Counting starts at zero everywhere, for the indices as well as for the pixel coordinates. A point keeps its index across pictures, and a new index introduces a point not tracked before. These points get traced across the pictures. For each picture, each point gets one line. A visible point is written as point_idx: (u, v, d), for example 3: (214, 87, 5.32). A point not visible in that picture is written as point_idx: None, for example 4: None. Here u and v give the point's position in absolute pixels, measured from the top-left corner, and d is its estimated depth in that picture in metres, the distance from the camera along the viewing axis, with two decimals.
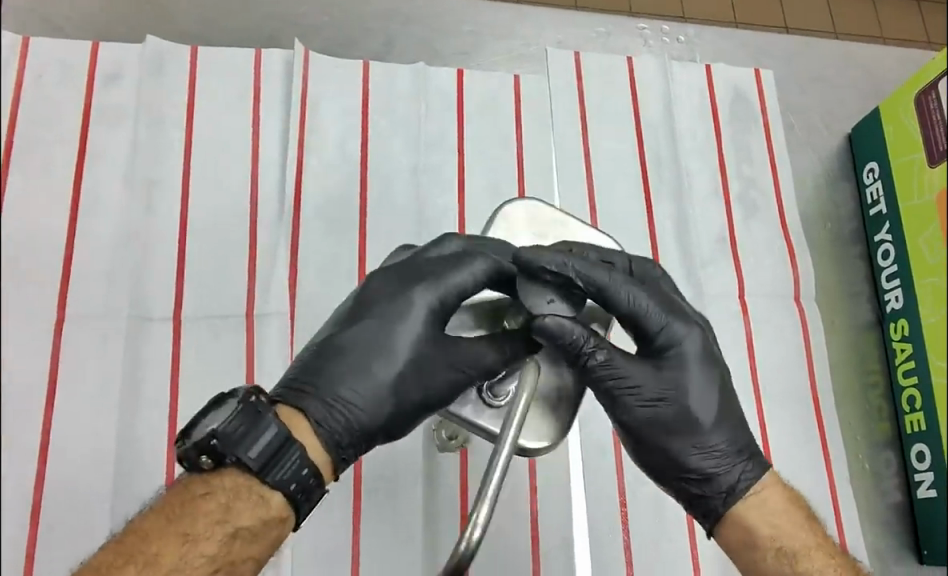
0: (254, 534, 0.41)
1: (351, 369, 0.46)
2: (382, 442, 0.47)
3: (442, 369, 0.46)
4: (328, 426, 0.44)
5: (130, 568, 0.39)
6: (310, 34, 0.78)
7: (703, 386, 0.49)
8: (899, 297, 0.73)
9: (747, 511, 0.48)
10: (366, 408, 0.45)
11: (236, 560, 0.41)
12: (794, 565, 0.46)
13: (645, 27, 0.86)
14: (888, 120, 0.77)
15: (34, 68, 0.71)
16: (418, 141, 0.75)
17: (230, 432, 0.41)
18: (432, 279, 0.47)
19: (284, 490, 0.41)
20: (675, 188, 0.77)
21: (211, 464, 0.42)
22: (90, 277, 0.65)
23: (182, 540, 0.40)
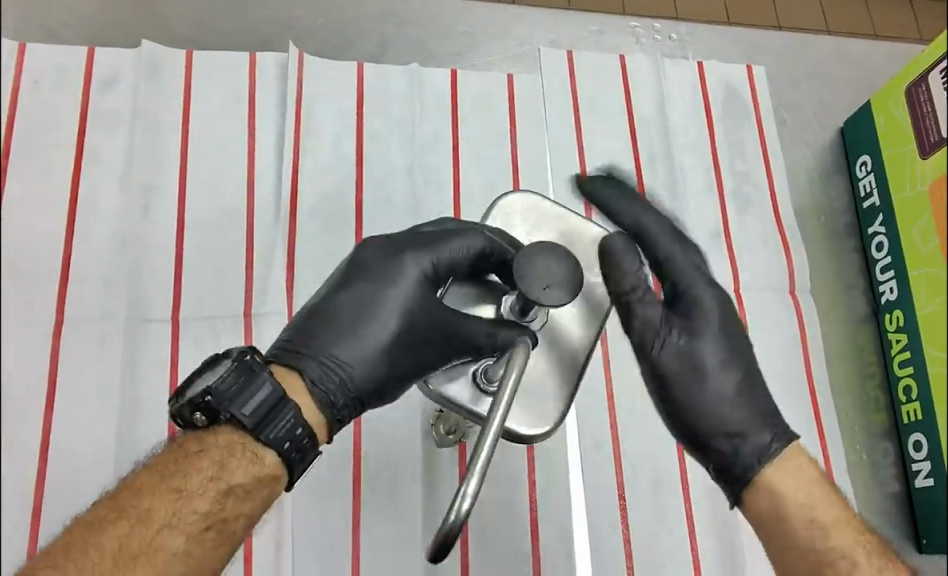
0: (247, 491, 0.44)
1: (342, 329, 0.48)
2: (374, 404, 0.49)
3: (432, 337, 0.48)
4: (323, 385, 0.47)
5: (124, 522, 0.42)
6: (305, 37, 0.78)
7: (709, 348, 0.51)
8: (894, 288, 0.74)
9: (781, 482, 0.49)
10: (359, 368, 0.48)
11: (227, 517, 0.44)
12: (827, 537, 0.47)
13: (637, 26, 0.87)
14: (878, 112, 0.78)
15: (30, 75, 0.71)
16: (414, 141, 0.75)
17: (225, 389, 0.44)
18: (424, 248, 0.50)
19: (278, 448, 0.44)
20: (670, 184, 0.78)
21: (205, 421, 0.45)
22: (88, 280, 0.66)
23: (176, 496, 0.43)
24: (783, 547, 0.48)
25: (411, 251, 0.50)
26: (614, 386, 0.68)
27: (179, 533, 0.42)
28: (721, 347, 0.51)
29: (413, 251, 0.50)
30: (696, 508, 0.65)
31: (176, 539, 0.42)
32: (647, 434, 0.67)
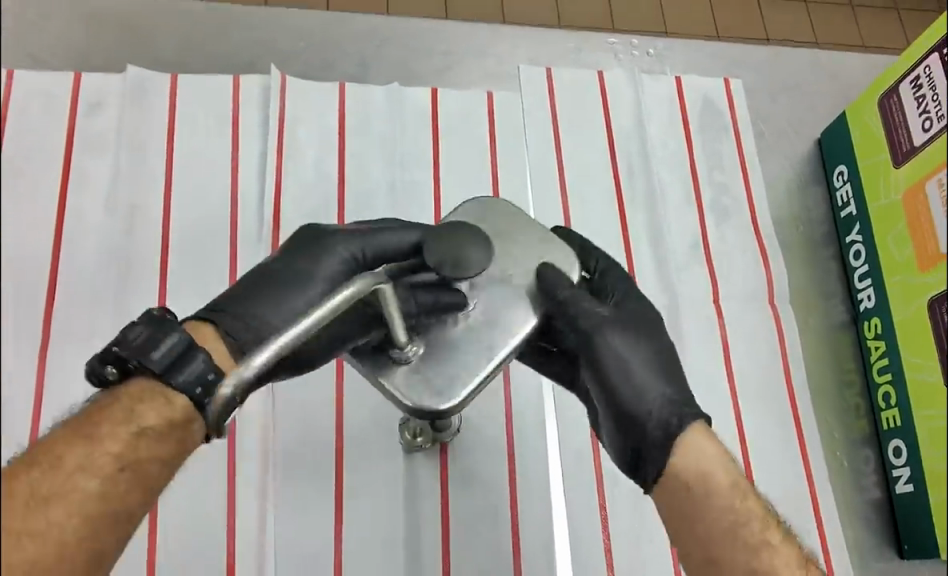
0: (162, 432, 0.42)
1: (268, 293, 0.49)
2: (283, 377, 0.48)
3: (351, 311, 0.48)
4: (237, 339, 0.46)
5: (34, 470, 0.39)
6: (288, 59, 0.80)
7: (644, 342, 0.51)
8: (872, 296, 0.75)
9: (701, 446, 0.47)
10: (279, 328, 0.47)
11: (142, 458, 0.42)
12: (744, 499, 0.46)
13: (615, 42, 0.88)
14: (854, 123, 0.79)
15: (18, 101, 0.73)
16: (395, 159, 0.77)
17: (133, 339, 0.44)
18: (358, 235, 0.51)
19: (189, 392, 0.43)
20: (648, 196, 0.79)
21: (116, 376, 0.44)
22: (74, 299, 0.67)
23: (86, 441, 0.41)
24: (706, 513, 0.46)
25: (347, 234, 0.51)
26: None
27: (91, 477, 0.40)
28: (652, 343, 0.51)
29: (348, 235, 0.51)
30: None
31: (87, 483, 0.40)
32: None
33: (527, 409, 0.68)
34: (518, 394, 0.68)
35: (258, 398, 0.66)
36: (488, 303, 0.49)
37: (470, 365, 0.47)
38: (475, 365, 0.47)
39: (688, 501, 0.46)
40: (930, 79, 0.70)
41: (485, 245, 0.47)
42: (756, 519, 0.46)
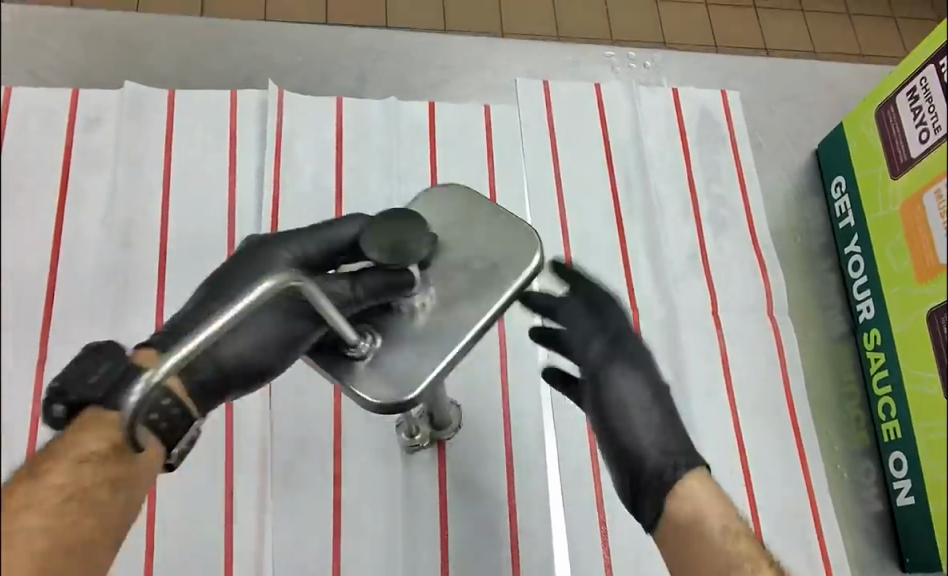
0: (105, 457, 0.41)
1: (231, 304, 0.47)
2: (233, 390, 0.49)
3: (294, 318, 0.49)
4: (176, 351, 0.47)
5: None
6: (286, 74, 0.80)
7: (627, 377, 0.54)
8: (871, 307, 0.74)
9: (692, 487, 0.49)
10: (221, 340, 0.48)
11: (89, 486, 0.41)
12: (736, 541, 0.46)
13: (612, 54, 0.88)
14: (851, 134, 0.79)
15: (17, 118, 0.73)
16: (393, 174, 0.77)
17: (71, 372, 0.42)
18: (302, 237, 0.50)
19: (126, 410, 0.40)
20: (646, 209, 0.79)
21: (63, 413, 0.42)
22: (72, 315, 0.67)
23: (28, 477, 0.40)
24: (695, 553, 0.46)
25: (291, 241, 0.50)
26: None
27: (32, 512, 0.39)
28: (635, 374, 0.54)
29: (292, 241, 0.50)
30: None
31: (35, 519, 0.39)
32: None
33: (526, 423, 0.68)
34: (517, 408, 0.68)
35: (255, 414, 0.66)
36: (447, 286, 0.47)
37: (437, 346, 0.45)
38: (442, 346, 0.45)
39: (684, 545, 0.47)
40: (927, 90, 0.70)
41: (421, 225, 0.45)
42: (750, 562, 0.45)
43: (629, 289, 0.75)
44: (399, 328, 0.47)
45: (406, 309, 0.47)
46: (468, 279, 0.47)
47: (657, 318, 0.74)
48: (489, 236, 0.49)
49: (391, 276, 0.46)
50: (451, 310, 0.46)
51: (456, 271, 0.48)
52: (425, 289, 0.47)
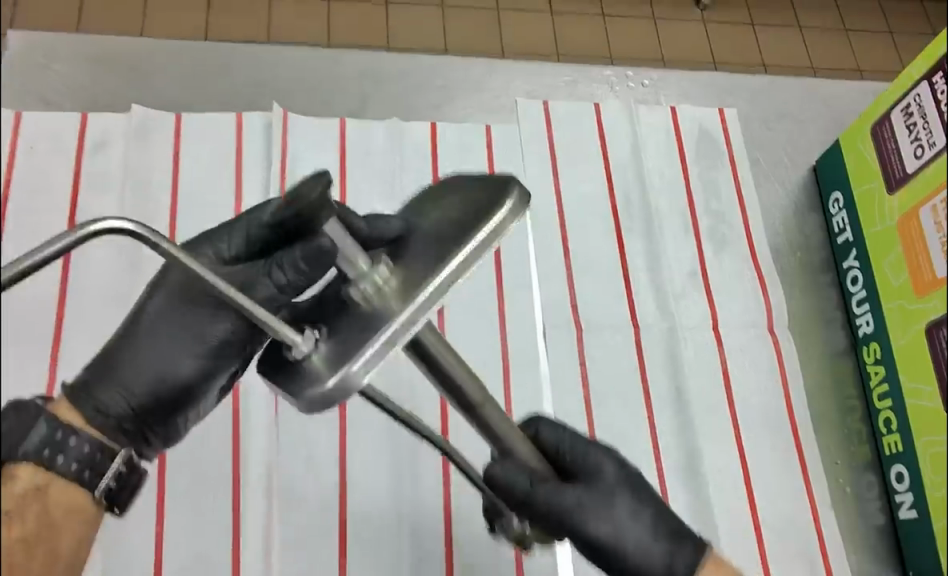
0: (55, 517, 0.41)
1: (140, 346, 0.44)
2: (173, 420, 0.45)
3: (207, 325, 0.45)
4: (88, 399, 0.43)
5: None
6: (290, 96, 0.82)
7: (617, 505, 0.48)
8: (870, 321, 0.75)
9: None
10: (138, 373, 0.44)
11: (32, 538, 0.40)
12: None
13: (611, 74, 0.89)
14: (848, 150, 0.80)
15: (27, 143, 0.74)
16: (396, 194, 0.78)
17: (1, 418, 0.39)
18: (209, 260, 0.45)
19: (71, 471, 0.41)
20: (646, 227, 0.80)
21: None
22: (79, 336, 0.68)
23: None
24: None
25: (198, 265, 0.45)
26: (595, 427, 0.70)
27: None
28: (626, 497, 0.49)
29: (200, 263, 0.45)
30: None
31: None
32: None
33: None
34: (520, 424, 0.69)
35: (260, 432, 0.66)
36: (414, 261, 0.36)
37: (374, 322, 0.34)
38: (376, 324, 0.34)
39: None
40: (920, 106, 0.70)
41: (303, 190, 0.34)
42: None
43: (630, 305, 0.76)
44: (346, 313, 0.36)
45: (352, 289, 0.36)
46: (437, 246, 0.36)
47: (658, 333, 0.75)
48: (456, 210, 0.38)
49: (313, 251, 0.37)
50: (404, 288, 0.35)
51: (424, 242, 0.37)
52: (380, 265, 0.35)
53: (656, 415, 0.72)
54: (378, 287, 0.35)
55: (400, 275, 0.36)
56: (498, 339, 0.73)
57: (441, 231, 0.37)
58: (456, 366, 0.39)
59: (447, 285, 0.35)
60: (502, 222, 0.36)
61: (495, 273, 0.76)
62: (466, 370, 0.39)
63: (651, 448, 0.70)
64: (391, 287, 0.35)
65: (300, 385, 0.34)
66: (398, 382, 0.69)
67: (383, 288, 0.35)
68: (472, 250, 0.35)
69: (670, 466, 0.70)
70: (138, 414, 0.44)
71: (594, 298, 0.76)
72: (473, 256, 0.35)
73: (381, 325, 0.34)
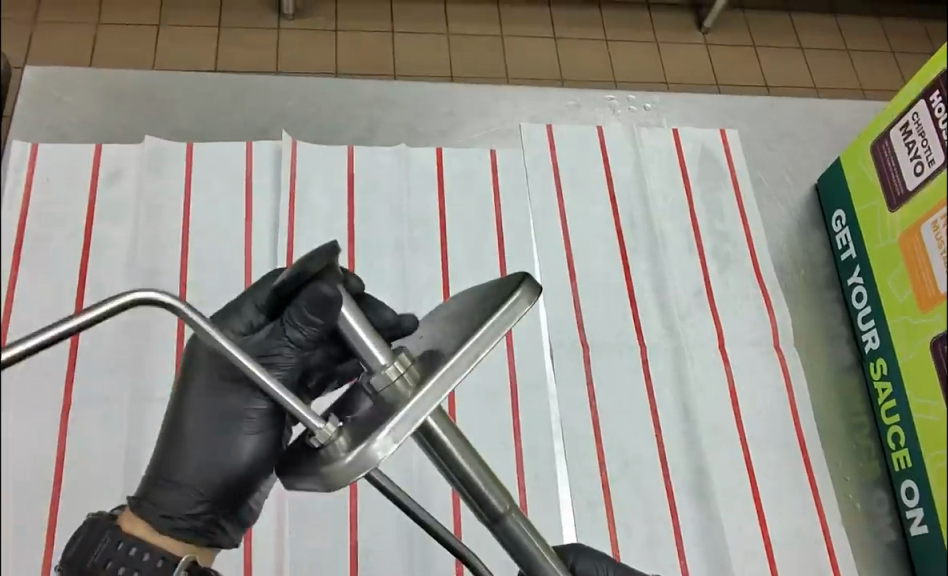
0: None
1: (192, 444, 0.50)
2: (238, 505, 0.50)
3: (237, 415, 0.50)
4: (150, 510, 0.48)
5: None
6: (298, 125, 0.83)
7: None
8: (875, 337, 0.76)
9: None
10: (193, 472, 0.49)
11: None
12: None
13: (613, 97, 0.91)
14: (848, 169, 0.81)
15: (43, 175, 0.76)
16: (405, 219, 0.79)
17: (82, 548, 0.45)
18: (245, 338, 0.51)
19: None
20: (651, 247, 0.81)
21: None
22: (93, 360, 0.69)
23: None
24: None
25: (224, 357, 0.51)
26: (603, 444, 0.71)
27: None
28: None
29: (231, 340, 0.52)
30: (691, 568, 0.67)
31: None
32: (636, 492, 0.69)
33: (537, 458, 0.69)
34: (529, 442, 0.70)
35: None
36: (436, 357, 0.37)
37: (396, 403, 0.34)
38: (398, 404, 0.34)
39: None
40: (919, 125, 0.71)
41: (334, 248, 0.42)
42: None
43: (636, 324, 0.77)
44: (372, 408, 0.36)
45: (377, 379, 0.36)
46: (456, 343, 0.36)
47: (664, 352, 0.76)
48: (470, 308, 0.39)
49: (315, 297, 0.42)
50: (425, 373, 0.35)
51: (446, 343, 0.38)
52: (397, 360, 0.37)
53: (663, 431, 0.72)
54: (403, 374, 0.36)
55: (421, 367, 0.36)
56: (506, 360, 0.74)
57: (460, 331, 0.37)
58: (481, 479, 0.39)
59: (465, 362, 0.34)
60: (515, 307, 0.37)
61: None
62: (497, 487, 0.39)
63: (658, 463, 0.71)
64: (405, 379, 0.36)
65: (321, 469, 0.34)
66: None
67: (409, 375, 0.36)
68: (489, 330, 0.35)
69: (679, 483, 0.70)
70: (205, 508, 0.49)
71: (601, 317, 0.77)
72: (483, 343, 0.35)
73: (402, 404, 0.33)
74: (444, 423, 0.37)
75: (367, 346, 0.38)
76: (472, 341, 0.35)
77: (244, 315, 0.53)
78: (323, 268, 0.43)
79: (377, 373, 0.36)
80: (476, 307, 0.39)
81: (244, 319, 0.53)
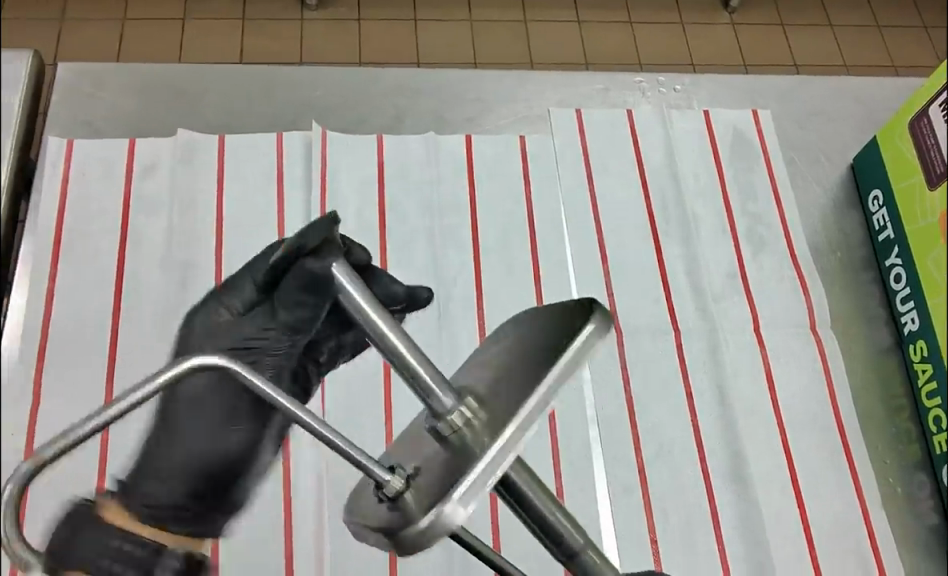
0: None
1: (187, 436, 0.57)
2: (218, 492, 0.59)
3: (246, 414, 0.58)
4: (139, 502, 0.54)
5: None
6: (328, 115, 0.83)
7: None
8: (915, 318, 0.75)
9: None
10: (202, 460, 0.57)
11: None
12: None
13: (642, 80, 0.90)
14: (885, 146, 0.80)
15: (79, 172, 0.77)
16: (436, 207, 0.80)
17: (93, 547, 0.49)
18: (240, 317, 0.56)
19: None
20: (682, 230, 0.81)
21: None
22: (133, 352, 0.70)
23: None
24: None
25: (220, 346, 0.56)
26: (639, 429, 0.71)
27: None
28: None
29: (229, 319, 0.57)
30: (729, 552, 0.67)
31: None
32: (673, 478, 0.69)
33: (572, 444, 0.69)
34: (564, 428, 0.70)
35: (308, 442, 0.67)
36: (502, 399, 0.36)
37: (472, 455, 0.34)
38: (473, 455, 0.34)
39: None
40: None
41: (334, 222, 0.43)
42: None
43: (669, 308, 0.77)
44: (442, 457, 0.36)
45: (444, 425, 0.37)
46: (521, 384, 0.36)
47: (699, 336, 0.75)
48: (530, 337, 0.40)
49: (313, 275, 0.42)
50: (492, 414, 0.36)
51: (508, 381, 0.38)
52: (460, 404, 0.37)
53: (699, 415, 0.72)
54: (470, 420, 0.36)
55: (488, 412, 0.36)
56: None
57: (526, 366, 0.38)
58: (537, 496, 0.38)
59: (539, 405, 0.35)
60: (586, 339, 0.36)
61: (534, 282, 0.77)
62: (564, 516, 0.40)
63: (695, 447, 0.70)
64: (476, 426, 0.36)
65: (399, 530, 0.34)
66: None
67: (477, 418, 0.36)
68: (560, 371, 0.35)
69: (716, 467, 0.70)
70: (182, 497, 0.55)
71: (635, 302, 0.76)
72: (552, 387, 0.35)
73: (479, 456, 0.33)
74: (528, 477, 0.38)
75: (377, 327, 0.37)
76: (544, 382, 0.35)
77: (238, 293, 0.57)
78: (323, 241, 0.43)
79: (443, 418, 0.37)
80: (537, 339, 0.39)
81: (238, 299, 0.57)
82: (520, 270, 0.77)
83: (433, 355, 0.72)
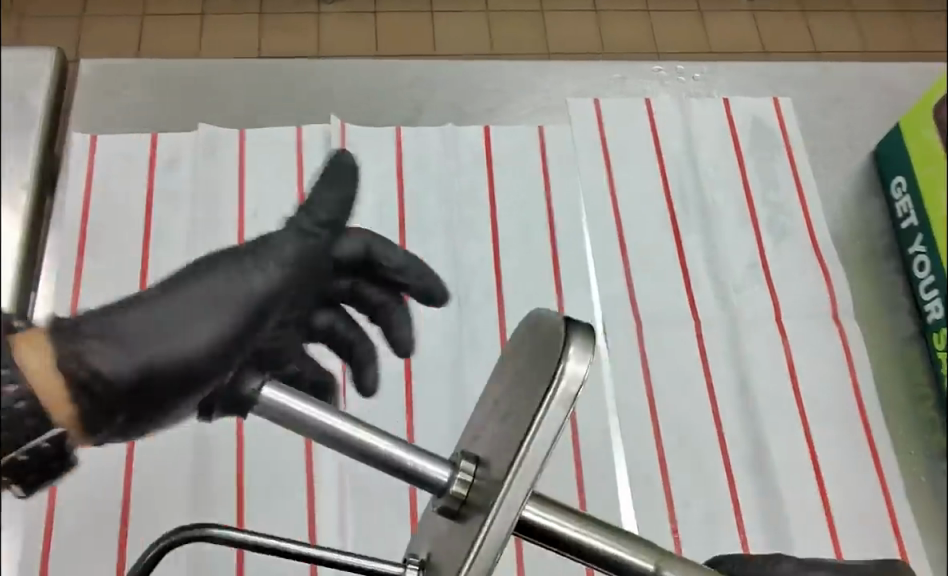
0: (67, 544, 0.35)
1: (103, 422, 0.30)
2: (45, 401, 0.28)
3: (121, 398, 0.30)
4: (82, 361, 0.28)
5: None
6: (348, 108, 0.84)
7: None
8: (939, 306, 0.70)
9: None
10: (144, 373, 0.30)
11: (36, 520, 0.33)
12: None
13: (661, 69, 0.89)
14: (909, 134, 0.75)
15: (103, 168, 0.78)
16: (454, 200, 0.80)
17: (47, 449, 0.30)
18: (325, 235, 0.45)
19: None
20: (702, 219, 0.81)
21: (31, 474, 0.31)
22: None
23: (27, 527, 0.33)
24: None
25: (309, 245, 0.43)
26: (660, 419, 0.71)
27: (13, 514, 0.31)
28: None
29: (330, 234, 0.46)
30: (751, 541, 0.67)
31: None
32: (694, 469, 0.69)
33: (592, 433, 0.69)
34: (584, 419, 0.70)
35: None
36: (502, 448, 0.32)
37: (460, 554, 0.31)
38: (467, 542, 0.31)
39: None
40: None
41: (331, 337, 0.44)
42: None
43: (690, 298, 0.76)
44: (453, 528, 0.34)
45: (448, 499, 0.33)
46: (520, 430, 0.32)
47: (720, 325, 0.75)
48: (529, 360, 0.34)
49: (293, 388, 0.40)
50: (484, 487, 0.32)
51: (514, 419, 0.33)
52: (455, 467, 0.33)
53: (720, 404, 0.72)
54: (474, 484, 0.33)
55: (488, 469, 0.32)
56: None
57: (525, 404, 0.32)
58: (589, 538, 0.34)
59: (516, 493, 0.30)
60: (553, 402, 0.31)
61: (554, 272, 0.77)
62: (629, 542, 0.34)
63: (716, 437, 0.70)
64: (477, 491, 0.32)
65: None
66: (463, 382, 0.70)
67: (476, 488, 0.32)
68: (550, 414, 0.31)
69: (737, 456, 0.70)
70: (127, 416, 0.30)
71: (656, 292, 0.76)
72: (550, 433, 0.31)
73: (478, 528, 0.31)
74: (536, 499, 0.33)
75: (364, 447, 0.32)
76: (535, 431, 0.31)
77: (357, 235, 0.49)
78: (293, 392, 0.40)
79: (443, 494, 0.33)
80: (536, 361, 0.33)
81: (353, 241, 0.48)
82: (539, 261, 0.77)
83: (453, 347, 0.72)
